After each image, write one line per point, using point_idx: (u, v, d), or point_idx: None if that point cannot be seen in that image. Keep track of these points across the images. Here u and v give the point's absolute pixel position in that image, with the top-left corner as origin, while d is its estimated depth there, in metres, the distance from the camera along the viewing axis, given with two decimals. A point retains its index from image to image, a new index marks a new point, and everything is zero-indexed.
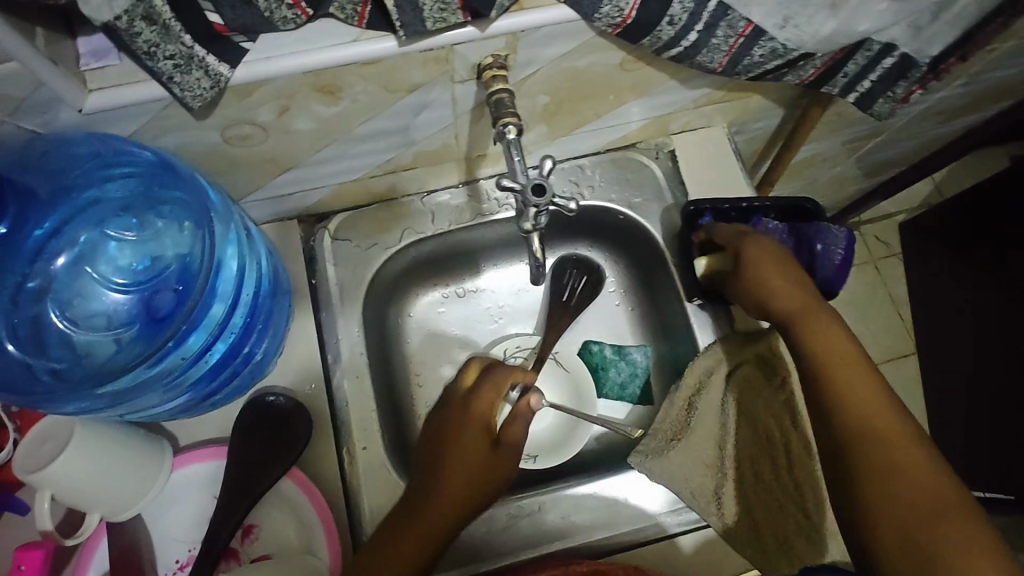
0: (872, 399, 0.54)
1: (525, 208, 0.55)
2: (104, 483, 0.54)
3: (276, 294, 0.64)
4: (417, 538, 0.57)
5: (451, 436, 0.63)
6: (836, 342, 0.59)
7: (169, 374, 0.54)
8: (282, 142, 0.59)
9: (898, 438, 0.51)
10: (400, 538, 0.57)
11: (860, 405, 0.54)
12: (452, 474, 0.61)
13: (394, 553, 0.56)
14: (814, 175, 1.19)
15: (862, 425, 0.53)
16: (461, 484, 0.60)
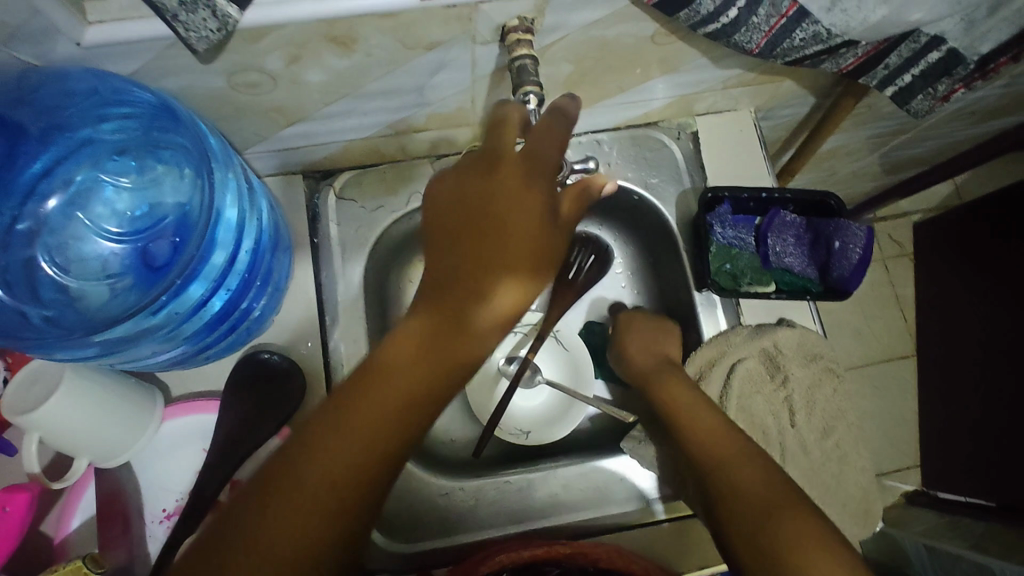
0: (747, 465, 0.56)
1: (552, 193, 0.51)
2: (94, 429, 0.54)
3: (276, 249, 0.63)
4: (384, 407, 0.47)
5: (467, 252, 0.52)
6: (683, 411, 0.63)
7: (163, 329, 0.54)
8: (291, 93, 0.56)
9: (766, 490, 0.53)
10: (351, 416, 0.46)
11: (737, 472, 0.55)
12: (444, 331, 0.50)
13: (331, 447, 0.45)
14: (836, 167, 1.15)
15: (738, 488, 0.54)
16: (459, 307, 0.50)
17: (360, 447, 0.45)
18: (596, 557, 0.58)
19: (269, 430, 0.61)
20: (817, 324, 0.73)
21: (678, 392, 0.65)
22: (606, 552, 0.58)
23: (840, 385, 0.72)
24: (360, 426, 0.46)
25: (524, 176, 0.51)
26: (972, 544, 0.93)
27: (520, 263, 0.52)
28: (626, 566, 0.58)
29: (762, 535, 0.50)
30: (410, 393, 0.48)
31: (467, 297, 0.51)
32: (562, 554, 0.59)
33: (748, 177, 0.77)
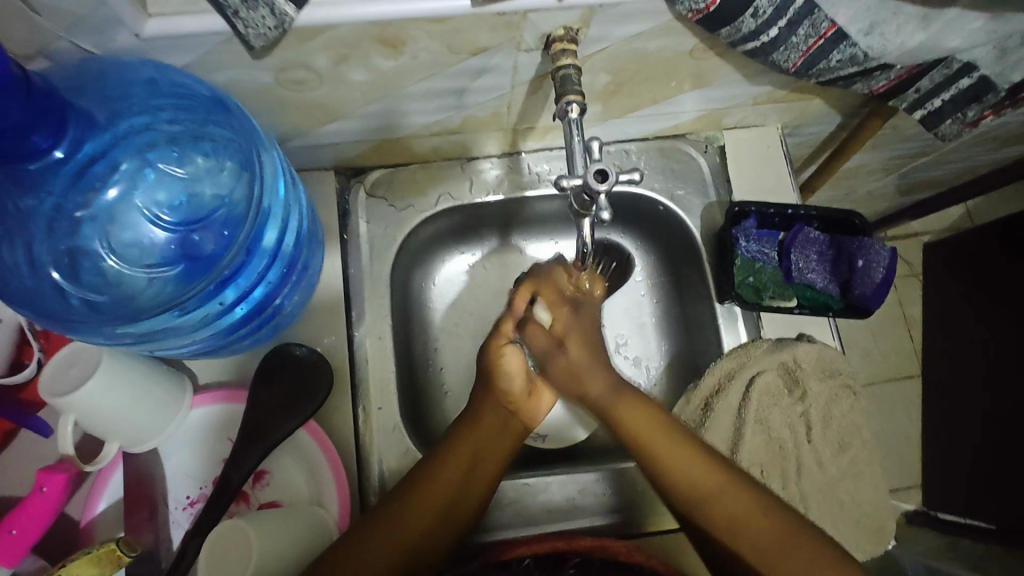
0: (680, 448, 0.59)
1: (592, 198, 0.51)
2: (127, 414, 0.54)
3: (311, 245, 0.64)
4: (395, 547, 0.57)
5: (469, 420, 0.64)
6: (617, 404, 0.62)
7: (202, 321, 0.55)
8: (334, 91, 0.57)
9: (710, 476, 0.58)
10: (372, 539, 0.56)
11: (665, 453, 0.59)
12: (434, 485, 0.59)
13: (362, 554, 0.55)
14: (853, 186, 1.16)
15: (679, 482, 0.58)
16: (479, 458, 0.62)
17: (421, 515, 0.58)
18: (614, 552, 0.59)
19: (293, 423, 0.61)
20: (837, 342, 0.74)
21: (599, 393, 0.63)
22: (626, 548, 0.59)
23: (856, 402, 0.73)
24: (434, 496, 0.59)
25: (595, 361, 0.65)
26: (974, 567, 0.94)
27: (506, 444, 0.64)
28: (642, 560, 0.58)
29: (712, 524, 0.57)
30: (428, 519, 0.58)
31: (489, 457, 0.62)
32: (578, 548, 0.59)
33: (771, 193, 0.78)
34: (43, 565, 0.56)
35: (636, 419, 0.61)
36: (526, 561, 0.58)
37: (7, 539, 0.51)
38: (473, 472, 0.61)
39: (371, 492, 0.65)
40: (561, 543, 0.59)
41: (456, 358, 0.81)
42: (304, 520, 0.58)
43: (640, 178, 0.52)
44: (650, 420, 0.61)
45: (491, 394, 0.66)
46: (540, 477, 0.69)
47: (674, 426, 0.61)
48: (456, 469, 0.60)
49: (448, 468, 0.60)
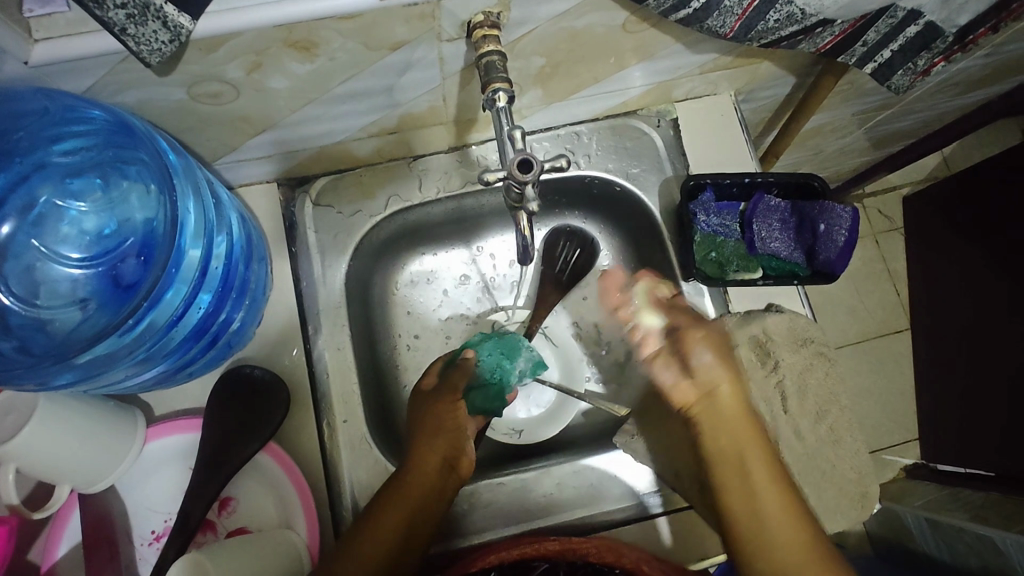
0: (764, 465, 0.53)
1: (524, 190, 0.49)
2: (73, 457, 0.53)
3: (249, 261, 0.62)
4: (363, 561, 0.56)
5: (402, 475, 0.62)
6: (725, 400, 0.55)
7: (134, 349, 0.52)
8: (255, 101, 0.55)
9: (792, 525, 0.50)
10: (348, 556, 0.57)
11: (755, 467, 0.53)
12: (393, 509, 0.60)
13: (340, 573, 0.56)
14: (820, 146, 1.14)
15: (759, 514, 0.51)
16: (416, 518, 0.60)
17: (388, 534, 0.58)
18: (585, 553, 0.58)
19: (253, 447, 0.60)
20: (807, 309, 0.72)
21: (702, 375, 0.55)
22: (595, 547, 0.58)
23: (832, 368, 0.72)
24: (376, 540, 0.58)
25: (715, 348, 0.56)
26: (974, 517, 0.93)
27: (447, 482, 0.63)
28: (614, 560, 0.58)
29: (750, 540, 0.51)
30: (388, 543, 0.58)
31: (425, 511, 0.61)
32: (550, 551, 0.58)
33: (730, 163, 0.76)
34: None
35: (732, 426, 0.54)
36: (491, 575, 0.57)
37: None
38: (415, 524, 0.60)
39: (344, 508, 0.64)
40: (529, 550, 0.58)
41: (425, 361, 0.79)
42: (272, 544, 0.56)
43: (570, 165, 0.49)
44: (745, 427, 0.54)
45: (432, 441, 0.64)
46: (517, 475, 0.68)
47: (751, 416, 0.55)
48: (389, 526, 0.59)
49: (386, 519, 0.59)
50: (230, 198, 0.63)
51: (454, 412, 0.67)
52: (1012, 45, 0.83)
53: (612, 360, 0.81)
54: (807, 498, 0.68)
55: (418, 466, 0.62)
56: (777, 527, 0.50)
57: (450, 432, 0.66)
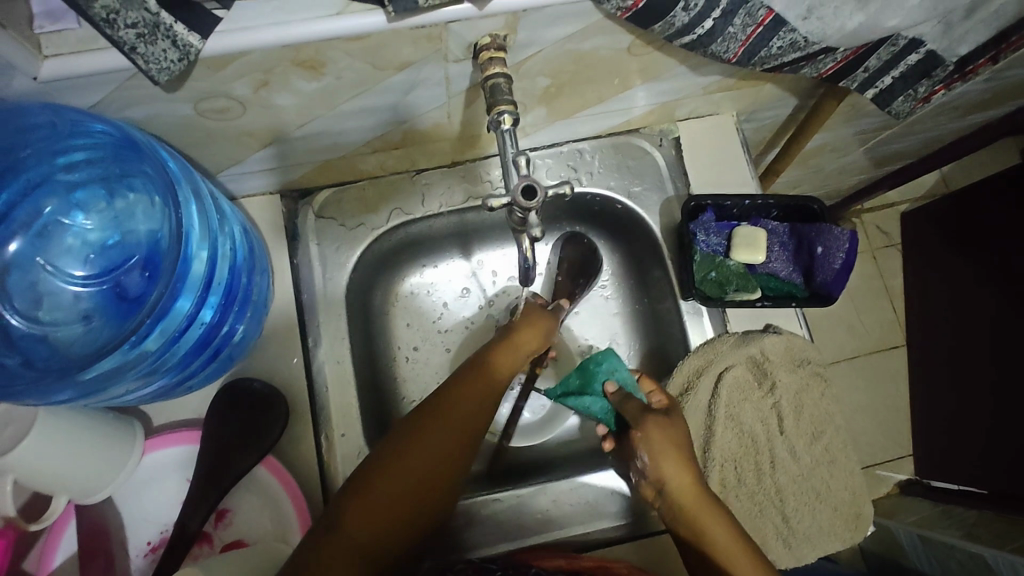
0: (723, 528, 0.54)
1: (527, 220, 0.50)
2: (71, 468, 0.53)
3: (251, 272, 0.62)
4: (372, 517, 0.53)
5: (433, 417, 0.57)
6: (709, 526, 0.55)
7: (138, 363, 0.52)
8: (261, 116, 0.55)
9: None
10: (358, 511, 0.53)
11: (715, 535, 0.54)
12: (413, 464, 0.55)
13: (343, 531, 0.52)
14: (820, 164, 1.14)
15: None
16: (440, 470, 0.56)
17: (403, 489, 0.54)
18: (613, 571, 0.59)
19: (251, 459, 0.60)
20: (803, 330, 0.72)
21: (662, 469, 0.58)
22: (624, 567, 0.59)
23: (828, 389, 0.72)
24: (415, 465, 0.55)
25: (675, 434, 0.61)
26: (967, 537, 0.93)
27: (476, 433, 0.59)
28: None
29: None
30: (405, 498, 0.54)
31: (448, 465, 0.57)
32: (582, 567, 0.59)
33: (731, 183, 0.77)
34: None
35: (684, 483, 0.57)
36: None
37: None
38: (441, 476, 0.56)
39: None
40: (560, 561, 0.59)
41: (424, 374, 0.80)
42: (269, 558, 0.56)
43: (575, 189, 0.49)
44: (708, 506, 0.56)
45: (475, 387, 0.60)
46: (513, 490, 0.69)
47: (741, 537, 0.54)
48: (427, 445, 0.56)
49: (401, 473, 0.54)
50: (234, 209, 0.63)
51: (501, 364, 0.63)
52: (1010, 71, 0.84)
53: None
54: (801, 519, 0.68)
55: (467, 394, 0.59)
56: None
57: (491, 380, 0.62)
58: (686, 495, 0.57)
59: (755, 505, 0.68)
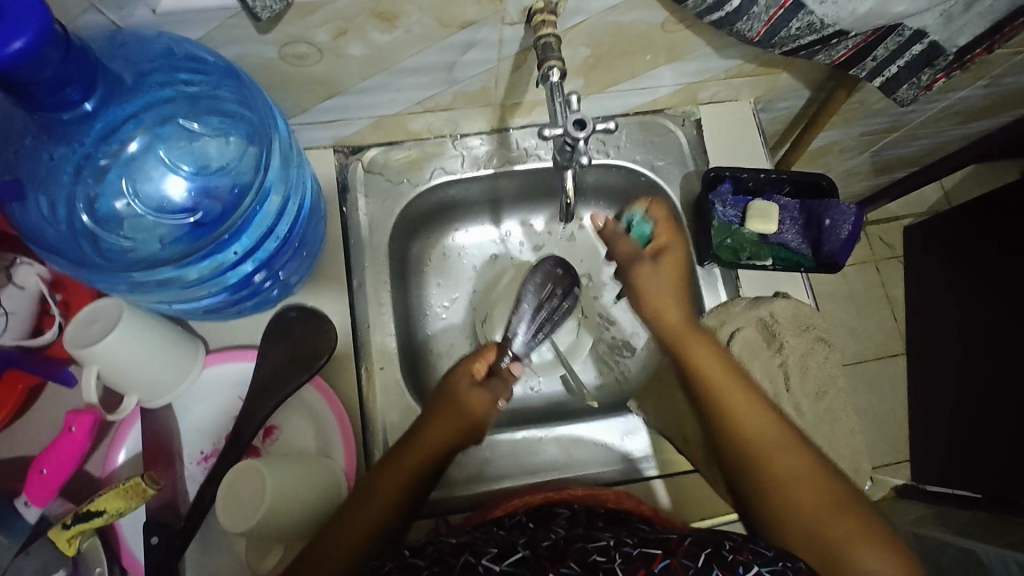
0: (751, 406, 0.60)
1: (575, 146, 0.55)
2: (144, 367, 0.58)
3: (310, 221, 0.68)
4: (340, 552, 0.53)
5: (398, 458, 0.59)
6: (721, 386, 0.61)
7: (203, 275, 0.59)
8: (334, 66, 0.62)
9: (806, 469, 0.57)
10: (323, 552, 0.53)
11: (738, 408, 0.60)
12: (375, 504, 0.56)
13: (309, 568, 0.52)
14: (828, 165, 1.20)
15: (771, 464, 0.57)
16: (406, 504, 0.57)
17: (366, 530, 0.55)
18: (603, 499, 0.61)
19: (300, 380, 0.65)
20: (808, 298, 0.79)
21: (673, 322, 0.65)
22: (616, 495, 0.61)
23: (831, 353, 0.78)
24: (372, 511, 0.55)
25: (677, 274, 0.68)
26: (964, 521, 0.97)
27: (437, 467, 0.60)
28: (631, 506, 0.61)
29: (791, 516, 0.55)
30: (369, 533, 0.55)
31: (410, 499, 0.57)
32: (572, 497, 0.62)
33: (747, 163, 0.83)
34: (69, 507, 0.58)
35: (703, 361, 0.62)
36: (517, 517, 0.59)
37: (39, 478, 0.54)
38: (404, 510, 0.57)
39: (376, 445, 0.69)
40: (552, 496, 0.61)
41: (452, 327, 0.85)
42: (316, 470, 0.61)
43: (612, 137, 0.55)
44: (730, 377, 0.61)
45: (441, 424, 0.61)
46: (532, 432, 0.73)
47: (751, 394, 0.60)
48: (380, 504, 0.56)
49: (367, 511, 0.55)
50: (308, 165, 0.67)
51: (469, 400, 0.63)
52: (1007, 77, 0.91)
53: (622, 333, 0.86)
54: None
55: (426, 438, 0.60)
56: (800, 490, 0.55)
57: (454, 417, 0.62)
58: (686, 339, 0.64)
59: None
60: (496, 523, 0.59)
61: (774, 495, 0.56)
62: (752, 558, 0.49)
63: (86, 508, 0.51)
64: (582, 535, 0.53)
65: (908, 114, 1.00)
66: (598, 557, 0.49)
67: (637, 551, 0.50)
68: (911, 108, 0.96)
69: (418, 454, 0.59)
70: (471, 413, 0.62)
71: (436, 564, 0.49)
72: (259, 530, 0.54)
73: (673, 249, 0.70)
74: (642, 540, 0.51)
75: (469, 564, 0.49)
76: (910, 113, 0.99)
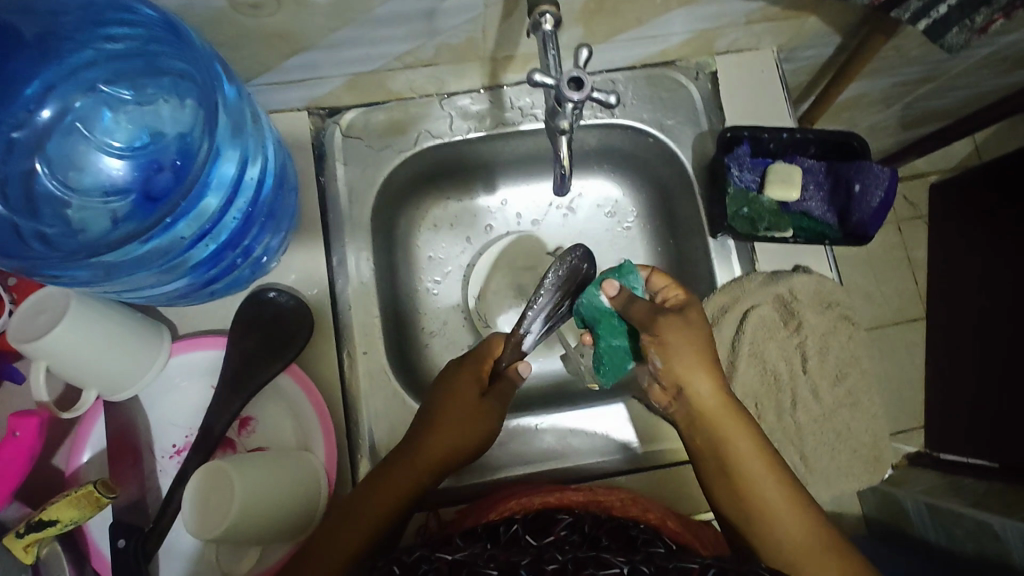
0: (756, 457, 0.55)
1: (562, 105, 0.49)
2: (100, 361, 0.53)
3: (280, 189, 0.61)
4: (339, 548, 0.53)
5: (405, 453, 0.59)
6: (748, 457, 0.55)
7: (163, 255, 0.53)
8: (296, 15, 0.54)
9: (799, 525, 0.53)
10: (319, 552, 0.53)
11: (744, 462, 0.55)
12: (381, 504, 0.56)
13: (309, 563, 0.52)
14: (852, 121, 1.10)
15: (768, 515, 0.53)
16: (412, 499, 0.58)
17: (369, 526, 0.55)
18: (608, 505, 0.58)
19: (276, 367, 0.61)
20: (832, 272, 0.71)
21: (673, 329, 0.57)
22: (620, 502, 0.58)
23: (855, 332, 0.72)
24: (379, 507, 0.56)
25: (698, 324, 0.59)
26: None
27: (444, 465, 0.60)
28: (639, 513, 0.57)
29: (757, 538, 0.53)
30: (370, 531, 0.55)
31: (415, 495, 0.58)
32: (573, 502, 0.57)
33: (767, 119, 0.74)
34: (26, 512, 0.55)
35: (734, 443, 0.55)
36: (514, 527, 0.54)
37: None
38: (407, 505, 0.58)
39: (361, 435, 0.64)
40: (553, 499, 0.57)
41: (445, 304, 0.79)
42: (293, 466, 0.56)
43: (614, 100, 0.50)
44: (729, 415, 0.57)
45: (456, 419, 0.61)
46: (528, 421, 0.68)
47: (752, 423, 0.57)
48: (385, 500, 0.56)
49: (372, 507, 0.56)
50: (272, 125, 0.60)
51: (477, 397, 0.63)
52: None
53: None
54: (819, 458, 0.69)
55: (441, 431, 0.60)
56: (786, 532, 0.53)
57: (461, 413, 0.61)
58: (715, 417, 0.57)
59: (773, 440, 0.68)
60: (490, 535, 0.53)
61: (758, 533, 0.53)
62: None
63: (40, 517, 0.49)
64: (591, 556, 0.44)
65: (948, 62, 0.89)
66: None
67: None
68: (953, 54, 0.86)
69: (427, 448, 0.59)
70: (480, 416, 0.62)
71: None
72: (228, 536, 0.50)
73: (689, 301, 0.60)
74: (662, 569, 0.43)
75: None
76: (950, 61, 0.88)
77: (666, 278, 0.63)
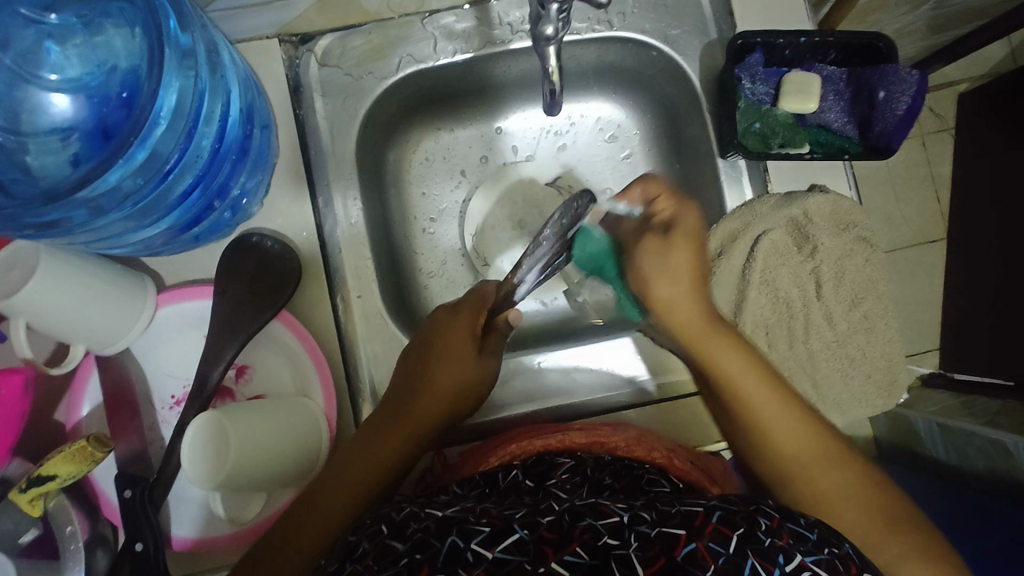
0: (764, 387, 0.54)
1: (546, 6, 0.46)
2: (82, 316, 0.51)
3: (249, 125, 0.58)
4: (345, 496, 0.53)
5: (405, 398, 0.58)
6: (751, 393, 0.54)
7: (133, 194, 0.51)
8: None
9: (813, 455, 0.51)
10: (321, 501, 0.52)
11: (754, 394, 0.53)
12: (380, 452, 0.55)
13: (310, 513, 0.51)
14: (877, 25, 0.99)
15: (781, 447, 0.52)
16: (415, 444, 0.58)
17: (372, 474, 0.54)
18: (613, 446, 0.57)
19: (265, 316, 0.59)
20: (852, 190, 0.66)
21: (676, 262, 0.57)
22: (625, 442, 0.57)
23: (874, 253, 0.68)
24: (381, 457, 0.55)
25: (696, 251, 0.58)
26: None
27: (442, 410, 0.59)
28: (643, 454, 0.56)
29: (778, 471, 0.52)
30: (373, 479, 0.54)
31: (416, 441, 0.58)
32: (576, 445, 0.56)
33: (784, 22, 0.67)
34: (29, 468, 0.55)
35: (730, 365, 0.54)
36: (513, 472, 0.53)
37: None
38: (409, 452, 0.57)
39: (361, 379, 0.63)
40: (554, 444, 0.56)
41: (441, 242, 0.76)
42: (291, 412, 0.56)
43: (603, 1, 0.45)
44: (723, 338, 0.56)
45: (453, 360, 0.60)
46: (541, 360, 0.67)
47: (759, 366, 0.55)
48: (387, 447, 0.56)
49: (371, 457, 0.55)
50: (235, 53, 0.57)
51: (470, 339, 0.61)
52: None
53: None
54: (833, 385, 0.66)
55: (438, 378, 0.59)
56: (800, 458, 0.51)
57: (457, 355, 0.60)
58: (717, 351, 0.55)
59: (785, 369, 0.66)
60: (490, 481, 0.53)
61: (772, 462, 0.52)
62: (793, 544, 0.40)
63: (37, 473, 0.50)
64: (587, 506, 0.43)
65: None
66: (610, 541, 0.39)
67: (657, 531, 0.40)
68: None
69: (427, 391, 0.59)
70: (477, 361, 0.61)
71: (416, 551, 0.39)
72: (229, 484, 0.50)
73: (681, 221, 0.60)
74: (663, 518, 0.40)
75: (457, 548, 0.39)
76: None
77: (658, 188, 0.62)
